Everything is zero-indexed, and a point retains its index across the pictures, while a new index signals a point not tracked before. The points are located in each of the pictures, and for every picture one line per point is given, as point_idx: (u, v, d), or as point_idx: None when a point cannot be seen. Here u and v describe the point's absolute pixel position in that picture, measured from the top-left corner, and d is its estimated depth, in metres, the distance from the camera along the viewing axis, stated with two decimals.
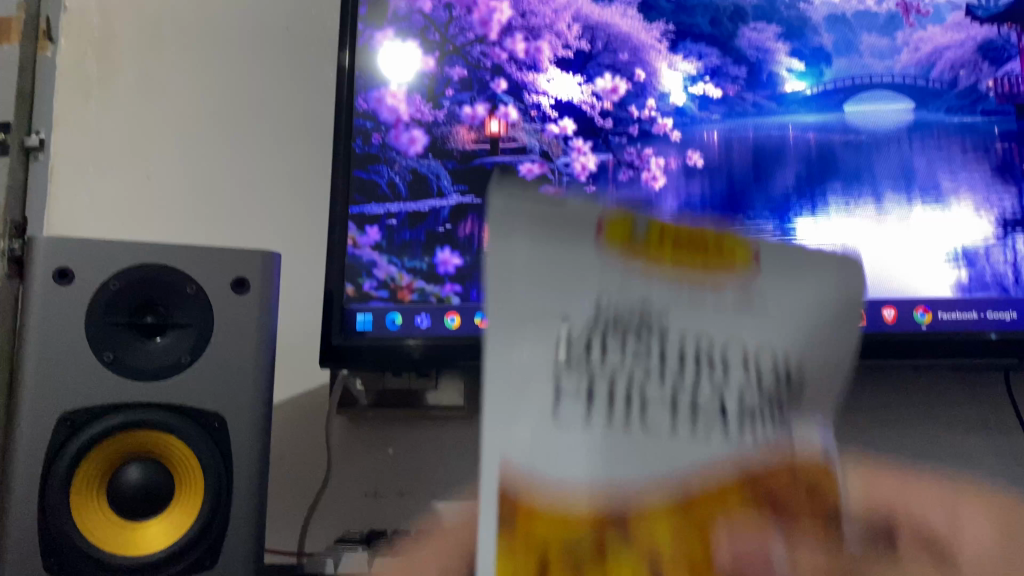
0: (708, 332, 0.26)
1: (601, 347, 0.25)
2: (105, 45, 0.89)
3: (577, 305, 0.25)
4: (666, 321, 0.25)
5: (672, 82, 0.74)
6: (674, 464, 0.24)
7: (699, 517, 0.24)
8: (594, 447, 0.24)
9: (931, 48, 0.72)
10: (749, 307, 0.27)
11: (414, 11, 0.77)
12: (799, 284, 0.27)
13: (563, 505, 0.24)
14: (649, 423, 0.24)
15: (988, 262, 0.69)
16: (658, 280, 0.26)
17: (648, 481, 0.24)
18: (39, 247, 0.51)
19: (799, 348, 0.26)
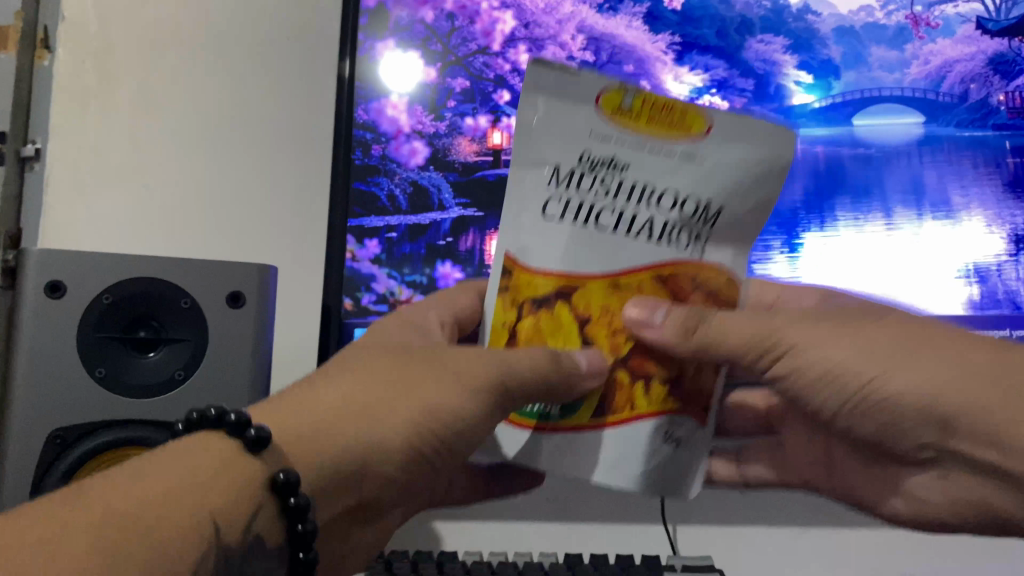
0: (653, 173, 0.39)
1: (581, 175, 0.40)
2: (102, 52, 0.86)
3: (566, 156, 0.40)
4: (630, 167, 0.39)
5: (678, 94, 0.73)
6: (615, 257, 0.39)
7: (624, 295, 0.39)
8: (565, 226, 0.40)
9: (941, 61, 0.71)
10: (695, 153, 0.39)
11: (415, 22, 0.75)
12: (738, 144, 0.39)
13: (535, 271, 0.40)
14: (600, 223, 0.39)
15: (1001, 278, 0.68)
16: (629, 133, 0.39)
17: (580, 266, 0.39)
18: (30, 261, 0.49)
19: (722, 196, 0.39)
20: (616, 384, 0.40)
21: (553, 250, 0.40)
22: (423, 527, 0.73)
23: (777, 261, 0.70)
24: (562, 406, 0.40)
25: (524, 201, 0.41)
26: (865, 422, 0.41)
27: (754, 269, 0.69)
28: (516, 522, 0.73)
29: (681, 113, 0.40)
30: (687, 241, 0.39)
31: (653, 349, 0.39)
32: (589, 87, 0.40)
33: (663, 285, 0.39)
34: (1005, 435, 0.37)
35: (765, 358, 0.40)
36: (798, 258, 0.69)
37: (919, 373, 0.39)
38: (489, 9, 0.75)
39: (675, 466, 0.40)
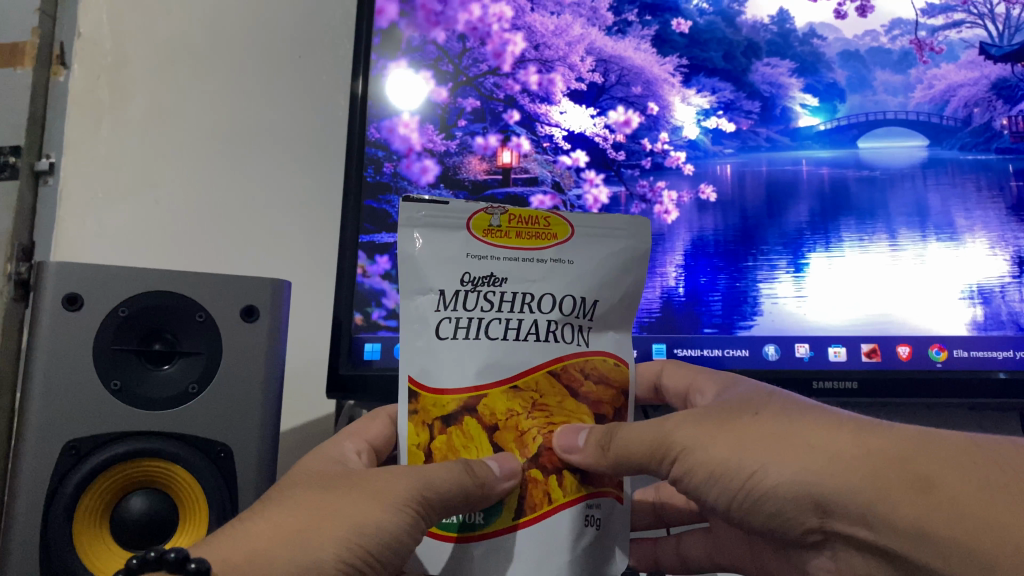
0: (533, 282, 0.43)
1: (467, 294, 0.42)
2: (116, 69, 0.89)
3: (449, 282, 0.43)
4: (508, 281, 0.42)
5: (685, 115, 0.74)
6: (510, 364, 0.41)
7: (526, 396, 0.41)
8: (464, 343, 0.41)
9: (945, 85, 0.73)
10: (563, 262, 0.43)
11: (427, 42, 0.77)
12: (598, 246, 0.44)
13: (445, 389, 0.41)
14: (490, 335, 0.41)
15: (1004, 300, 0.68)
16: (504, 246, 0.44)
17: (482, 373, 0.41)
18: (48, 273, 0.50)
19: (595, 290, 0.43)
20: (532, 480, 0.41)
21: (455, 360, 0.41)
22: None
23: (782, 280, 0.70)
24: (483, 512, 0.40)
25: (416, 328, 0.42)
26: (755, 514, 0.40)
27: (760, 287, 0.70)
28: None
29: (545, 221, 0.45)
30: (571, 338, 0.43)
31: (567, 453, 0.41)
32: (458, 217, 0.44)
33: (558, 385, 0.42)
34: (874, 512, 0.36)
35: (666, 463, 0.41)
36: (804, 277, 0.70)
37: (792, 465, 0.38)
38: (500, 30, 0.76)
39: (599, 554, 0.40)
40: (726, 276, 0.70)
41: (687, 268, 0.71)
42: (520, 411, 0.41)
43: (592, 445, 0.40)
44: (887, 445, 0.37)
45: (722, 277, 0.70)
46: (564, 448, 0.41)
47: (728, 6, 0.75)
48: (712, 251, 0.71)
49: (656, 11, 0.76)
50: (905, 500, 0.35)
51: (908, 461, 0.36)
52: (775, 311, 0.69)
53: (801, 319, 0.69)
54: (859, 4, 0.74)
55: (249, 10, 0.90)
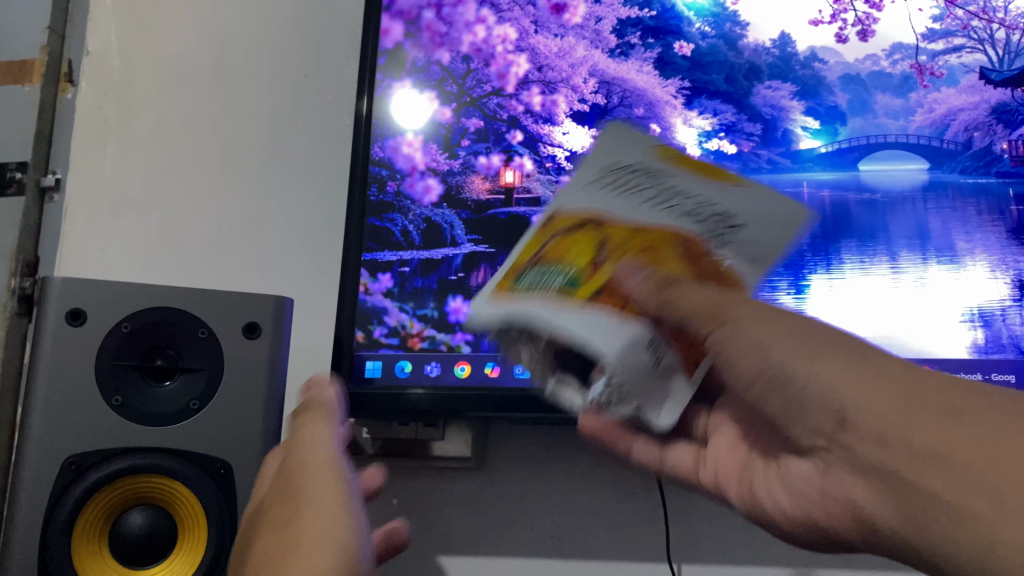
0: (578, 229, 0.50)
1: (631, 172, 0.51)
2: (125, 87, 0.90)
3: (627, 155, 0.53)
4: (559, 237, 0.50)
5: (687, 137, 0.75)
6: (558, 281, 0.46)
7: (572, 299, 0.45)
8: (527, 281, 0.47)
9: (945, 109, 0.75)
10: (725, 188, 0.49)
11: (432, 63, 0.78)
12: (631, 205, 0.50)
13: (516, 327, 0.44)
14: (548, 266, 0.48)
15: (1005, 323, 0.69)
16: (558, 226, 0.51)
17: (641, 220, 0.48)
18: (52, 288, 0.50)
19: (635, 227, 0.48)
20: (607, 289, 0.45)
21: (606, 202, 0.50)
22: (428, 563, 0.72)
23: (783, 302, 0.70)
24: (568, 275, 0.46)
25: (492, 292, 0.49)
26: (779, 393, 0.41)
27: None
28: (522, 559, 0.72)
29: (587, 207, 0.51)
30: (705, 233, 0.47)
31: (623, 285, 0.44)
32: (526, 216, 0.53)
33: (676, 244, 0.47)
34: (894, 435, 0.35)
35: (711, 327, 0.42)
36: (804, 299, 0.70)
37: (833, 369, 0.38)
38: (504, 52, 0.77)
39: (660, 387, 0.47)
40: None
41: None
42: (633, 245, 0.46)
43: (652, 278, 0.44)
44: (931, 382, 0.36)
45: None
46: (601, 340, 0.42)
47: (730, 29, 0.77)
48: None
49: (657, 35, 0.77)
50: (929, 426, 0.34)
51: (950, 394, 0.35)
52: None
53: None
54: (860, 28, 0.76)
55: (256, 32, 0.91)
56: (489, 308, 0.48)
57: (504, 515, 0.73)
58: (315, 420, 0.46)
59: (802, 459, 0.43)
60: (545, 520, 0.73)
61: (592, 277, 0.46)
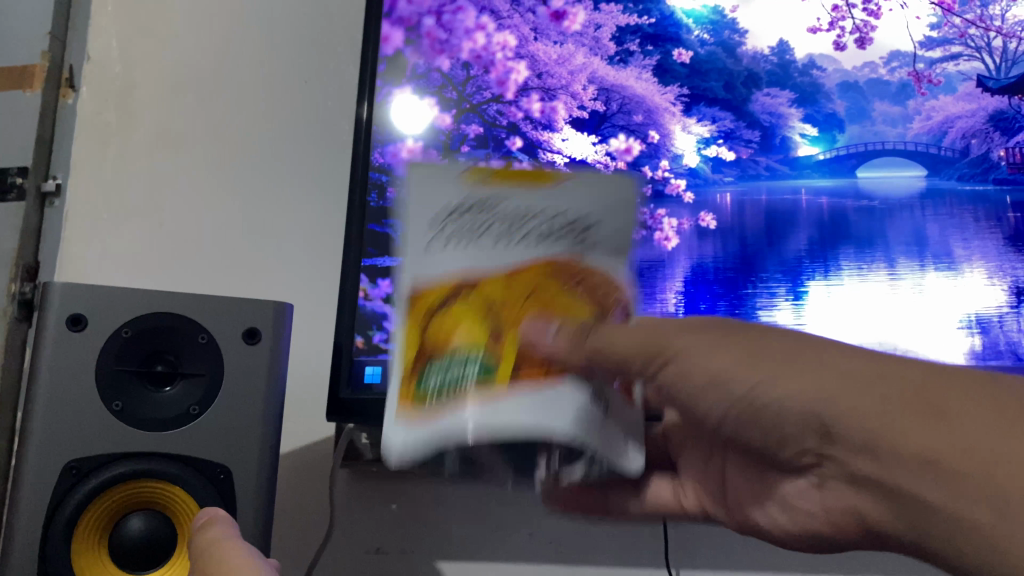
0: (509, 201, 0.48)
1: (461, 216, 0.48)
2: (126, 92, 0.90)
3: (455, 195, 0.49)
4: (491, 209, 0.48)
5: (685, 143, 0.75)
6: (486, 267, 0.47)
7: (481, 305, 0.46)
8: (452, 253, 0.47)
9: (943, 116, 0.75)
10: (558, 189, 0.47)
11: (432, 69, 0.77)
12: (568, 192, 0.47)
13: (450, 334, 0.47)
14: (479, 246, 0.47)
15: (1002, 330, 0.70)
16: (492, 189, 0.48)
17: (511, 263, 0.47)
18: (53, 294, 0.50)
19: (573, 211, 0.47)
20: (518, 356, 0.46)
21: (452, 262, 0.47)
22: (426, 567, 0.72)
23: (782, 308, 0.70)
24: (477, 361, 0.46)
25: (418, 238, 0.48)
26: (752, 422, 0.44)
27: (759, 315, 0.70)
28: (520, 565, 0.72)
29: (527, 176, 0.49)
30: (568, 246, 0.46)
31: (536, 345, 0.46)
32: (446, 170, 0.50)
33: (563, 280, 0.46)
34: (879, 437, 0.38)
35: (654, 363, 0.44)
36: (804, 305, 0.70)
37: (800, 367, 0.41)
38: (504, 59, 0.77)
39: (616, 431, 0.48)
40: (726, 302, 0.71)
41: (687, 294, 0.71)
42: (515, 301, 0.46)
43: (563, 331, 0.45)
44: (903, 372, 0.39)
45: (721, 304, 0.71)
46: (531, 340, 0.46)
47: (729, 37, 0.77)
48: (712, 278, 0.72)
49: (657, 42, 0.77)
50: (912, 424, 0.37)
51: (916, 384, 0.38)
52: None
53: None
54: (858, 36, 0.76)
55: (256, 39, 0.92)
56: (402, 432, 0.45)
57: (503, 520, 0.73)
58: (229, 530, 0.48)
59: (793, 484, 0.47)
60: (543, 525, 0.73)
61: (504, 347, 0.46)
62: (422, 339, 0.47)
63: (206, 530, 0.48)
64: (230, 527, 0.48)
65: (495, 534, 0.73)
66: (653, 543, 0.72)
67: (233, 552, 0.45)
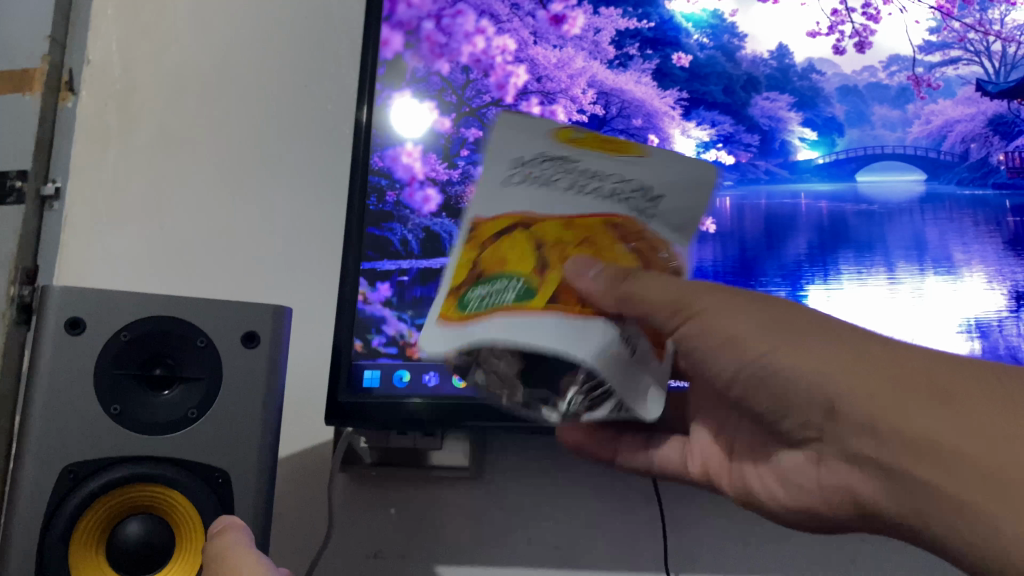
0: (604, 163, 0.44)
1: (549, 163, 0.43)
2: (126, 96, 0.90)
3: (530, 149, 0.44)
4: (585, 159, 0.43)
5: (685, 147, 0.75)
6: (559, 204, 0.43)
7: (578, 229, 0.43)
8: (527, 187, 0.43)
9: (942, 120, 0.75)
10: (644, 161, 0.44)
11: (431, 73, 0.78)
12: (674, 165, 0.44)
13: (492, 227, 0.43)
14: (555, 187, 0.43)
15: (1002, 334, 0.69)
16: (592, 152, 0.44)
17: (568, 210, 0.43)
18: (52, 297, 0.50)
19: (660, 186, 0.44)
20: (564, 289, 0.41)
21: (522, 200, 0.43)
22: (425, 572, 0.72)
23: None
24: (518, 288, 0.40)
25: (512, 154, 0.44)
26: (759, 395, 0.44)
27: None
28: (519, 570, 0.72)
29: (616, 143, 0.45)
30: (634, 210, 0.43)
31: (576, 282, 0.41)
32: (542, 124, 0.44)
33: (616, 237, 0.44)
34: (886, 426, 0.39)
35: (679, 315, 0.43)
36: None
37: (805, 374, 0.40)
38: (503, 62, 0.77)
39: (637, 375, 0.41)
40: None
41: None
42: (566, 245, 0.43)
43: (602, 272, 0.41)
44: (912, 364, 0.39)
45: None
46: (575, 274, 0.41)
47: (728, 41, 0.77)
48: (711, 282, 0.71)
49: (656, 46, 0.77)
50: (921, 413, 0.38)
51: (927, 373, 0.39)
52: None
53: None
54: (858, 40, 0.76)
55: (256, 42, 0.92)
56: (436, 339, 0.40)
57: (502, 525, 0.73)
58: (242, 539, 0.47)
59: (792, 455, 0.47)
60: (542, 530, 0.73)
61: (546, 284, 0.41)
62: (471, 266, 0.42)
63: (221, 539, 0.48)
64: (247, 535, 0.48)
65: (494, 539, 0.73)
66: (653, 548, 0.72)
67: (247, 555, 0.45)
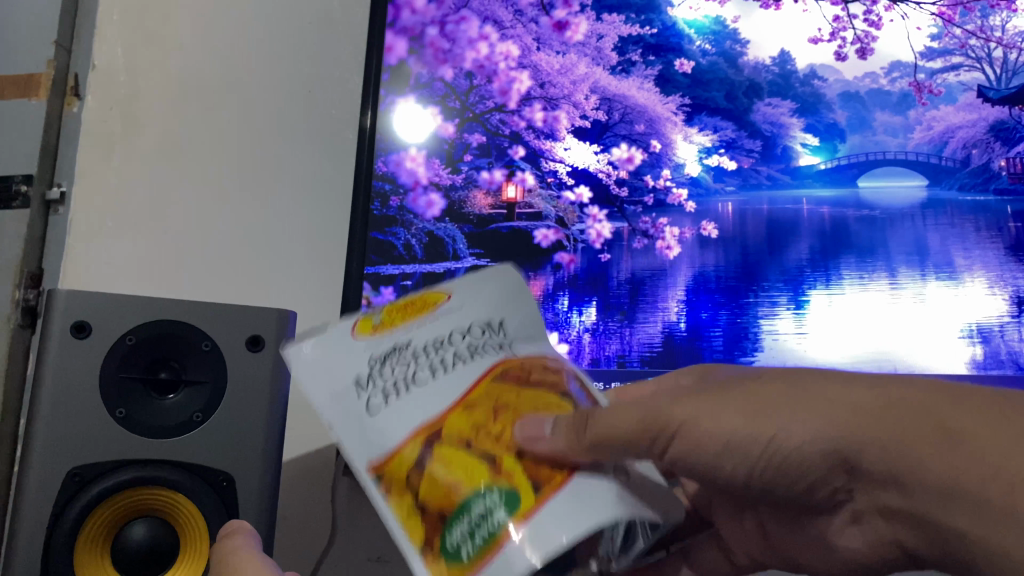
0: (444, 323, 0.42)
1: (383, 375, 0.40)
2: (129, 100, 0.90)
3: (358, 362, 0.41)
4: (414, 337, 0.42)
5: (688, 152, 0.75)
6: (443, 392, 0.39)
7: (490, 394, 0.39)
8: (395, 404, 0.39)
9: (943, 126, 0.76)
10: (448, 306, 0.44)
11: (434, 79, 0.78)
12: (482, 287, 0.45)
13: (399, 445, 0.38)
14: (419, 376, 0.40)
15: (1003, 339, 0.69)
16: (408, 324, 0.43)
17: (460, 383, 0.39)
18: (58, 301, 0.51)
19: (500, 312, 0.44)
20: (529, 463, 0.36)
21: (404, 420, 0.38)
22: None
23: (783, 316, 0.71)
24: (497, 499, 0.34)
25: (337, 385, 0.40)
26: None
27: (761, 323, 0.70)
28: None
29: (422, 298, 0.44)
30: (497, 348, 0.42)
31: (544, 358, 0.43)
32: (338, 333, 0.43)
33: (513, 385, 0.40)
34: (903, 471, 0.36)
35: (664, 434, 0.39)
36: (804, 314, 0.71)
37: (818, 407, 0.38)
38: (507, 69, 0.77)
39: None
40: (728, 311, 0.71)
41: (688, 303, 0.72)
42: (494, 420, 0.38)
43: (560, 425, 0.37)
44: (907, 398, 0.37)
45: (722, 313, 0.71)
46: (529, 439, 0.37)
47: (730, 47, 0.77)
48: (712, 287, 0.72)
49: (659, 52, 0.78)
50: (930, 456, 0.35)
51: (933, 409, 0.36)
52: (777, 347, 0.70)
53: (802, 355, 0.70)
54: (859, 46, 0.77)
55: (261, 48, 0.92)
56: None
57: None
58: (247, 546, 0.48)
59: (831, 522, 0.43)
60: None
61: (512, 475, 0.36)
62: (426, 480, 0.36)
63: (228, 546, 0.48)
64: (255, 538, 0.49)
65: None
66: None
67: (250, 558, 0.45)
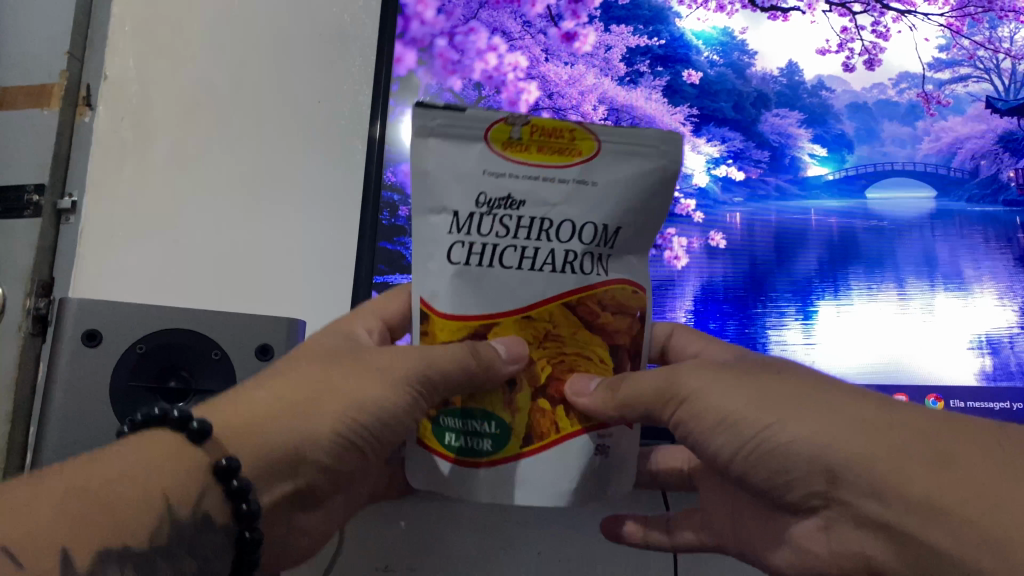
0: (542, 205, 0.44)
1: (482, 217, 0.44)
2: (140, 111, 0.91)
3: (465, 204, 0.44)
4: (525, 205, 0.44)
5: (696, 163, 0.75)
6: (505, 295, 0.44)
7: (539, 326, 0.45)
8: (476, 269, 0.44)
9: (952, 138, 0.76)
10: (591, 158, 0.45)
11: (443, 89, 0.79)
12: (625, 163, 0.45)
13: (448, 314, 0.45)
14: (505, 261, 0.44)
15: (1012, 350, 0.70)
16: (529, 162, 0.45)
17: (534, 300, 0.44)
18: (70, 309, 0.52)
19: (618, 217, 0.45)
20: (541, 410, 0.44)
21: (466, 297, 0.44)
22: None
23: (791, 328, 0.71)
24: (494, 436, 0.44)
25: (431, 248, 0.45)
26: (759, 469, 0.42)
27: (768, 334, 0.71)
28: None
29: (569, 134, 0.46)
30: (582, 267, 0.44)
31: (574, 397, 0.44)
32: (480, 124, 0.45)
33: (577, 319, 0.45)
34: (887, 494, 0.37)
35: (669, 404, 0.44)
36: (813, 325, 0.71)
37: (810, 424, 0.39)
38: (515, 79, 0.78)
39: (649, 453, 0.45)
40: (735, 322, 0.71)
41: (697, 313, 0.72)
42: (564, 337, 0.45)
43: (601, 392, 0.43)
44: (893, 428, 0.38)
45: (731, 324, 0.71)
46: (576, 392, 0.44)
47: (739, 58, 0.78)
48: (721, 297, 0.72)
49: (667, 62, 0.78)
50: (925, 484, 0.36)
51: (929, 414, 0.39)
52: (785, 358, 0.70)
53: (811, 367, 0.70)
54: (867, 57, 0.77)
55: (271, 58, 0.92)
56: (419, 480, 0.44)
57: (510, 537, 0.73)
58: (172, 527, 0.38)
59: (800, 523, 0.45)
60: (551, 542, 0.73)
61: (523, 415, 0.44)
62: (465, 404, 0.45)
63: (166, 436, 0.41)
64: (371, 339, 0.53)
65: (499, 550, 0.73)
66: (662, 564, 0.72)
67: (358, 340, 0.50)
